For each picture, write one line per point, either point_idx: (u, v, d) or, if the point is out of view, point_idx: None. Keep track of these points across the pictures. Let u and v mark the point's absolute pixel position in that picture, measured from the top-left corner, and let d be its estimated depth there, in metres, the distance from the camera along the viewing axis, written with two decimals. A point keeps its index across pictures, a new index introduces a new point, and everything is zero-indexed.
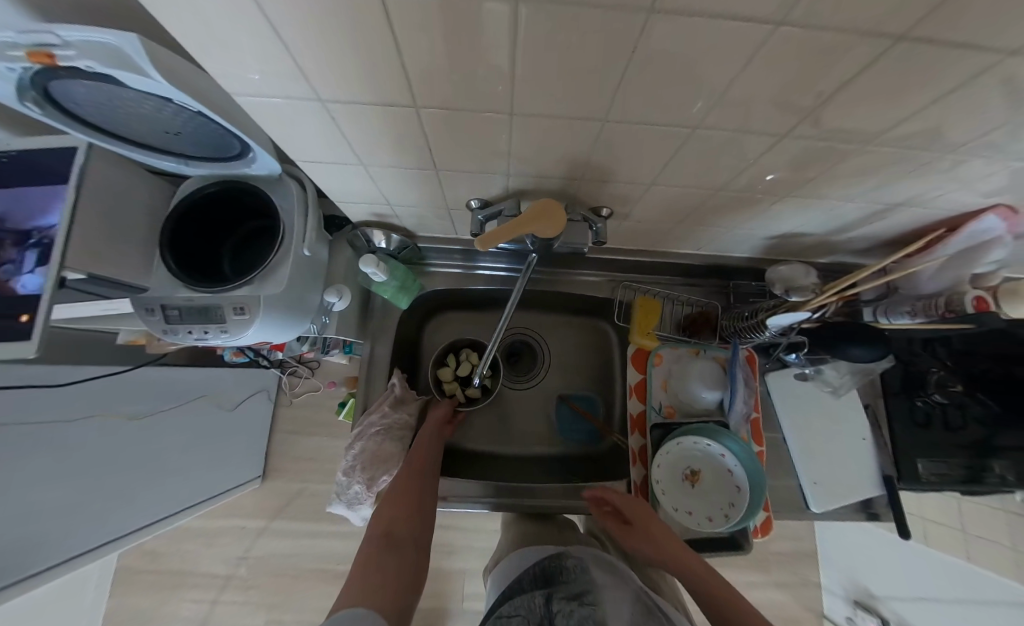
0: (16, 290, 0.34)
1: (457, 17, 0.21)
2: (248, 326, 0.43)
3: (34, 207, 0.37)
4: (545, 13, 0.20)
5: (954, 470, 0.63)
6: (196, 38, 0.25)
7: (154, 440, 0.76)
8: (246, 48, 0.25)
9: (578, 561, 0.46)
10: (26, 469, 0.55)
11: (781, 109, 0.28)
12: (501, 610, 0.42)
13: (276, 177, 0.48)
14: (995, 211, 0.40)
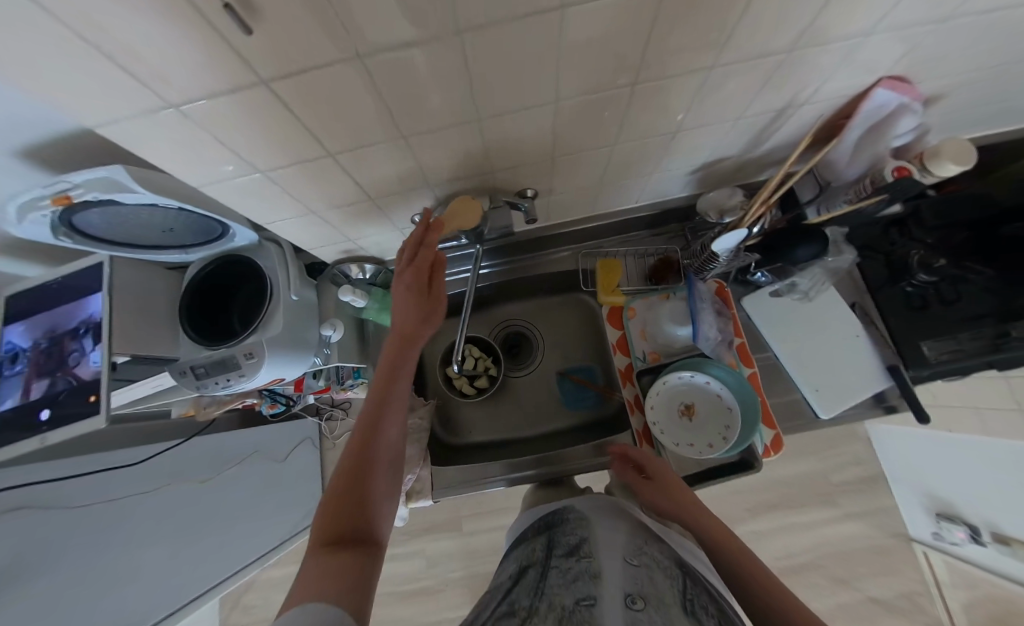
0: (85, 374, 0.45)
1: (316, 71, 0.28)
2: (259, 366, 0.51)
3: (77, 312, 0.48)
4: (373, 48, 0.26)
5: (966, 346, 0.60)
6: (154, 143, 0.34)
7: (221, 497, 0.87)
8: (188, 139, 0.34)
9: (579, 511, 0.51)
10: (118, 542, 0.67)
11: (611, 61, 0.32)
12: (511, 559, 0.48)
13: (256, 244, 0.57)
14: (881, 84, 0.41)
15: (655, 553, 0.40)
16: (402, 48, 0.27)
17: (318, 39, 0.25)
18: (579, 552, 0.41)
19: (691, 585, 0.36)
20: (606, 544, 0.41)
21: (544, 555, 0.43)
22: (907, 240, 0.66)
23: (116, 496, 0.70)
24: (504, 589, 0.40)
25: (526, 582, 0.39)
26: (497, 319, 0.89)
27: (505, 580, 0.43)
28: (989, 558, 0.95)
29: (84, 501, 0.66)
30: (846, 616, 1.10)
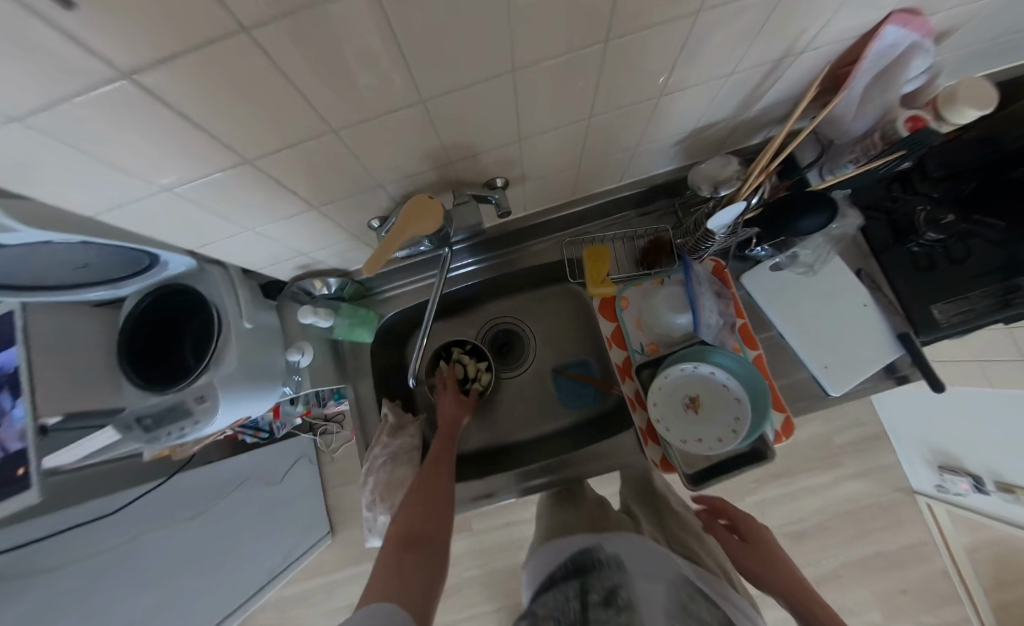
0: (6, 438, 0.40)
1: (196, 63, 0.21)
2: (213, 411, 0.45)
3: None
4: (264, 25, 0.20)
5: (976, 304, 0.57)
6: (14, 175, 0.27)
7: (217, 535, 0.83)
8: (65, 166, 0.27)
9: (614, 549, 0.42)
10: (111, 593, 0.65)
11: (574, 19, 0.26)
12: (534, 605, 0.40)
13: (197, 269, 0.50)
14: (890, 21, 0.36)
15: (707, 612, 0.34)
16: (293, 24, 0.20)
17: (178, 16, 0.18)
18: (617, 605, 0.34)
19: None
20: (650, 599, 0.34)
21: (575, 605, 0.36)
22: (911, 196, 0.62)
23: (99, 549, 0.67)
24: None
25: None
26: (483, 319, 0.83)
27: None
28: (996, 507, 0.96)
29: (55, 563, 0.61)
30: (857, 571, 1.13)
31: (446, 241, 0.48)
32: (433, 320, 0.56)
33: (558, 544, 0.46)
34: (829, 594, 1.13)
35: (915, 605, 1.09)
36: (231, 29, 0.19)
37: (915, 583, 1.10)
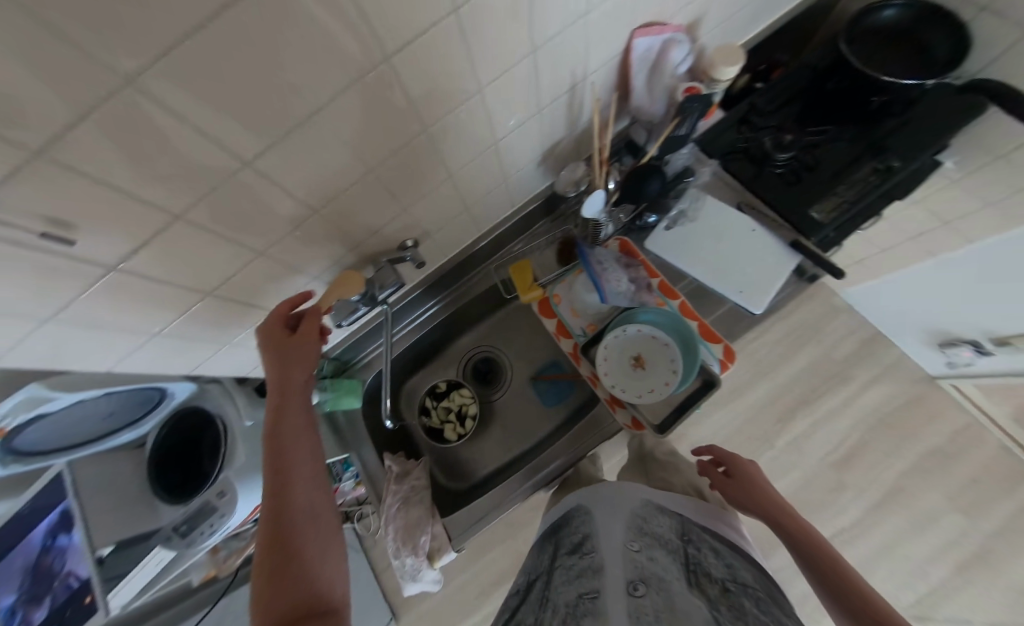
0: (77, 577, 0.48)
1: (153, 234, 0.33)
2: (234, 504, 0.52)
3: (38, 518, 0.50)
4: (188, 203, 0.32)
5: (845, 195, 0.66)
6: (67, 359, 0.41)
7: None
8: (94, 345, 0.41)
9: (585, 502, 0.55)
10: None
11: (387, 130, 0.38)
12: (528, 582, 0.51)
13: (199, 390, 0.60)
14: (634, 35, 0.48)
15: (656, 530, 0.45)
16: (208, 194, 0.32)
17: (133, 218, 0.30)
18: (581, 547, 0.46)
19: (690, 552, 0.42)
20: (607, 533, 0.46)
21: (554, 560, 0.49)
22: (757, 131, 0.72)
23: None
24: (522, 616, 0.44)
25: (538, 600, 0.44)
26: (457, 354, 0.88)
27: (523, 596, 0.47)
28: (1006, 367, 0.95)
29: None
30: (914, 480, 1.06)
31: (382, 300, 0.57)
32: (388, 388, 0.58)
33: (551, 518, 0.60)
34: (903, 512, 1.06)
35: (989, 492, 1.03)
36: (165, 215, 0.32)
37: (980, 471, 1.04)
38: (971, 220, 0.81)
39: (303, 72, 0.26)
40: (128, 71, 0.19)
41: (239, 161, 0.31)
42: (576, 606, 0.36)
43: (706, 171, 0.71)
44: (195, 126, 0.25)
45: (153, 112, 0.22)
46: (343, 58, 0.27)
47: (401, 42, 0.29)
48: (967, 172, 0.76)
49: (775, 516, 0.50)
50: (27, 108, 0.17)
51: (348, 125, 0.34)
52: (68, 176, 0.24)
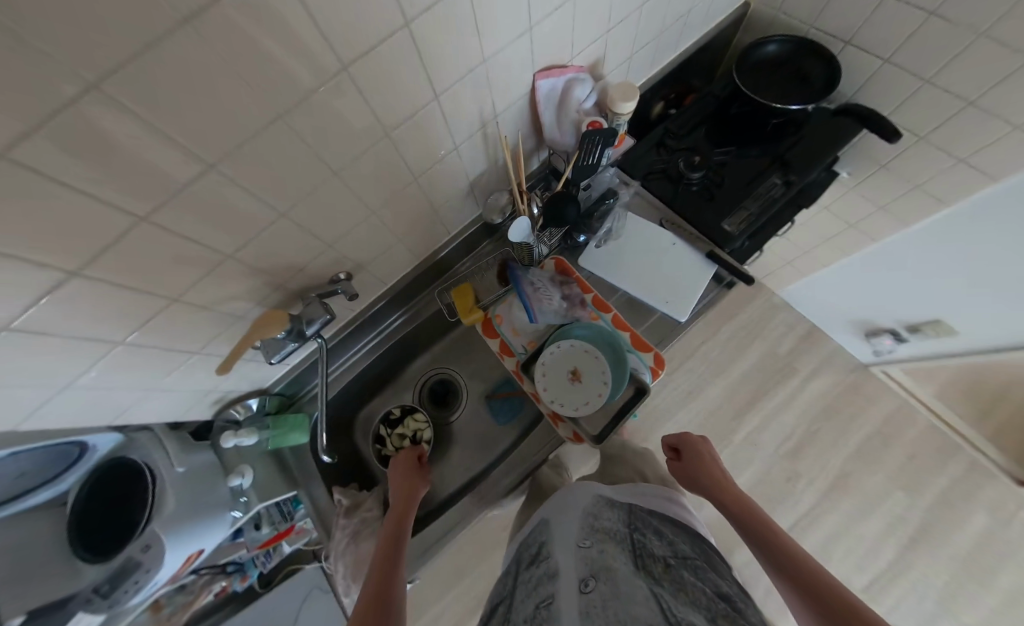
0: None
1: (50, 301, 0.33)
2: (161, 558, 0.49)
3: None
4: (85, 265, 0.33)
5: (750, 210, 0.72)
6: None
7: None
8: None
9: (546, 515, 0.57)
10: None
11: (292, 178, 0.40)
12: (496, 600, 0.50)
13: (126, 439, 0.57)
14: (536, 78, 0.53)
15: (606, 523, 0.48)
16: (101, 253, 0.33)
17: (25, 287, 0.28)
18: (541, 559, 0.47)
19: (636, 536, 0.44)
20: (565, 540, 0.48)
21: (517, 578, 0.49)
22: (673, 155, 0.79)
23: None
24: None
25: (502, 620, 0.43)
26: (413, 379, 0.89)
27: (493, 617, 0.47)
28: (922, 348, 1.07)
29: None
30: (860, 462, 1.13)
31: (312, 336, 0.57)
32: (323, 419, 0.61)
33: (517, 538, 0.61)
34: (855, 494, 1.12)
35: (925, 467, 1.11)
36: (60, 276, 0.30)
37: (916, 448, 1.12)
38: (870, 222, 0.90)
39: (195, 129, 0.29)
40: (2, 150, 0.19)
41: (133, 216, 0.31)
42: (533, 616, 0.37)
43: (626, 192, 0.76)
44: (86, 191, 0.26)
45: (25, 193, 0.24)
46: (244, 110, 0.30)
47: (292, 101, 0.33)
48: (858, 180, 0.87)
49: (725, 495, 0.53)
50: None
51: (254, 171, 0.36)
52: None
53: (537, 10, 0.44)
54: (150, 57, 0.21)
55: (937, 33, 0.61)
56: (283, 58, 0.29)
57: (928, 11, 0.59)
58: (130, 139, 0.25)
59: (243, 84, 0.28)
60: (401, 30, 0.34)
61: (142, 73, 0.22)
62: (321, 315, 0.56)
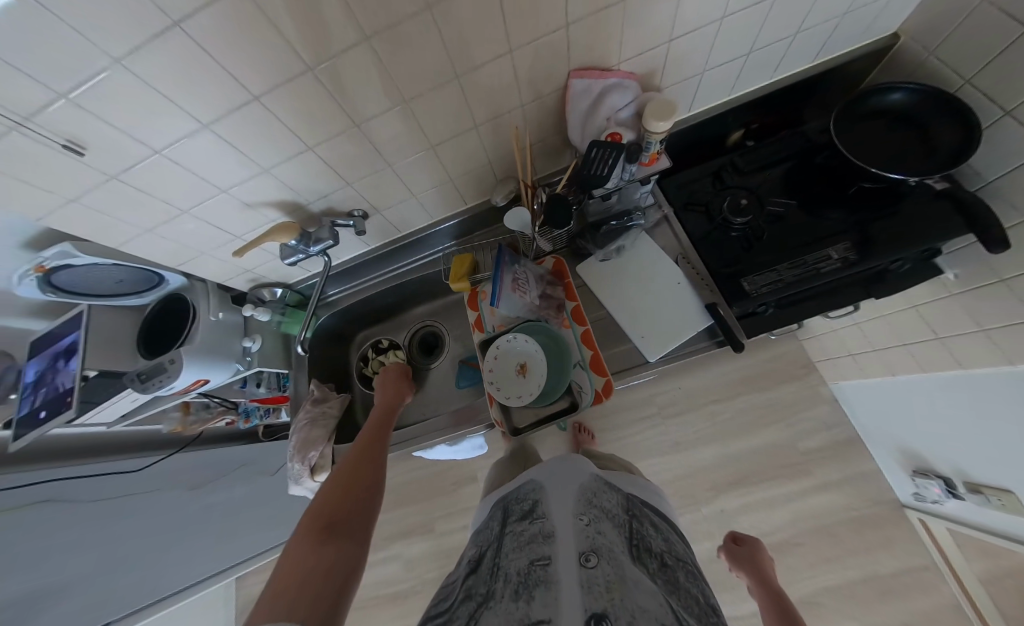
0: (63, 385, 0.67)
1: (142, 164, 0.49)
2: (179, 370, 0.67)
3: (64, 336, 0.72)
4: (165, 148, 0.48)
5: (787, 275, 0.61)
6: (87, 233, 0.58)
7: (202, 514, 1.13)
8: (102, 232, 0.57)
9: (540, 476, 0.59)
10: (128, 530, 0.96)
11: (317, 118, 0.50)
12: (475, 539, 0.54)
13: (187, 284, 0.76)
14: (571, 77, 0.55)
15: (604, 503, 0.51)
16: (176, 142, 0.47)
17: (127, 146, 0.46)
18: (533, 517, 0.50)
19: (634, 525, 0.48)
20: (561, 507, 0.50)
21: (503, 527, 0.51)
22: (727, 189, 0.70)
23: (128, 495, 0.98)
24: (465, 572, 0.47)
25: (486, 564, 0.45)
26: (410, 325, 0.97)
27: (470, 553, 0.50)
28: (968, 511, 0.87)
29: (80, 497, 0.88)
30: (839, 600, 0.96)
31: (316, 252, 0.69)
32: (311, 308, 0.79)
33: (502, 489, 0.63)
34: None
35: None
36: (149, 150, 0.47)
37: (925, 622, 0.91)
38: (966, 341, 0.71)
39: (236, 66, 0.40)
40: (118, 56, 0.36)
41: (197, 122, 0.46)
42: (530, 571, 0.39)
43: (654, 216, 0.73)
44: (159, 90, 0.40)
45: (126, 82, 0.38)
46: (273, 61, 0.41)
47: (317, 61, 0.42)
48: (963, 286, 0.68)
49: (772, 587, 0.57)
50: (34, 53, 0.33)
51: (289, 108, 0.47)
52: (86, 114, 0.40)
53: (577, 9, 0.45)
54: (207, 11, 0.34)
55: None
56: (300, 26, 0.38)
57: None
58: (183, 57, 0.38)
59: (276, 36, 0.38)
60: (423, 13, 0.40)
61: (201, 22, 0.35)
62: (327, 239, 0.68)
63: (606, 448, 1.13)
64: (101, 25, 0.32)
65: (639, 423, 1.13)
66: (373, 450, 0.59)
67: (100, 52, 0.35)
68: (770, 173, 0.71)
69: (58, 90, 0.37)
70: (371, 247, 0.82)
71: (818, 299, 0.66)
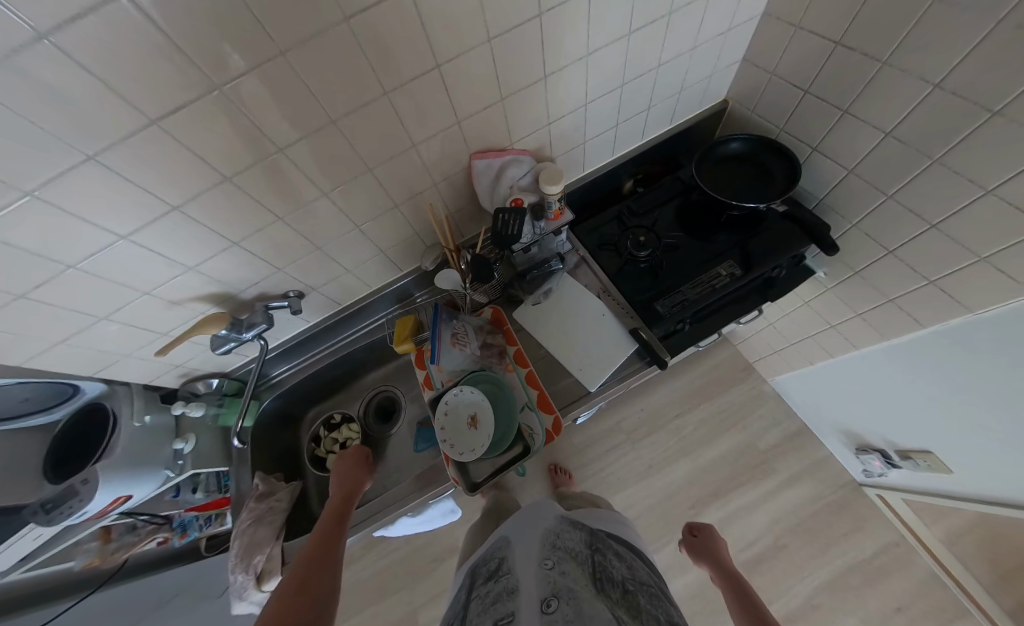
0: None
1: (52, 282, 0.48)
2: (93, 492, 0.60)
3: None
4: (82, 263, 0.48)
5: (689, 295, 0.70)
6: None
7: None
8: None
9: (507, 534, 0.57)
10: None
11: (243, 217, 0.54)
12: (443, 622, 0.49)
13: (108, 390, 0.71)
14: (471, 159, 0.65)
15: (567, 544, 0.50)
16: (90, 257, 0.48)
17: (36, 267, 0.45)
18: (498, 575, 0.47)
19: (596, 558, 0.47)
20: (525, 559, 0.48)
21: (469, 594, 0.48)
22: (629, 228, 0.81)
23: None
24: None
25: None
26: (363, 391, 0.95)
27: None
28: (913, 480, 0.93)
29: None
30: (838, 597, 0.95)
31: (250, 337, 0.69)
32: (249, 393, 0.76)
33: (472, 556, 0.58)
34: None
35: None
36: (63, 265, 0.46)
37: (911, 598, 0.93)
38: (850, 327, 0.83)
39: (156, 185, 0.44)
40: (30, 190, 0.37)
41: (115, 235, 0.47)
42: None
43: (573, 259, 0.83)
44: (74, 213, 0.42)
45: (35, 213, 0.39)
46: (191, 175, 0.45)
47: (234, 172, 0.47)
48: (833, 282, 0.81)
49: (725, 566, 0.63)
50: None
51: (212, 211, 0.51)
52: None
53: (463, 109, 0.56)
54: (126, 142, 0.38)
55: (889, 152, 0.59)
56: (215, 146, 0.43)
57: (884, 131, 0.58)
58: (96, 183, 0.40)
59: (192, 156, 0.43)
60: (328, 125, 0.48)
61: (118, 153, 0.38)
62: (261, 322, 0.69)
63: (584, 485, 1.10)
64: (14, 166, 0.34)
65: (611, 450, 1.14)
66: (329, 547, 0.55)
67: (11, 188, 0.36)
68: (660, 211, 0.84)
69: None
70: (314, 321, 0.83)
71: (721, 311, 0.75)
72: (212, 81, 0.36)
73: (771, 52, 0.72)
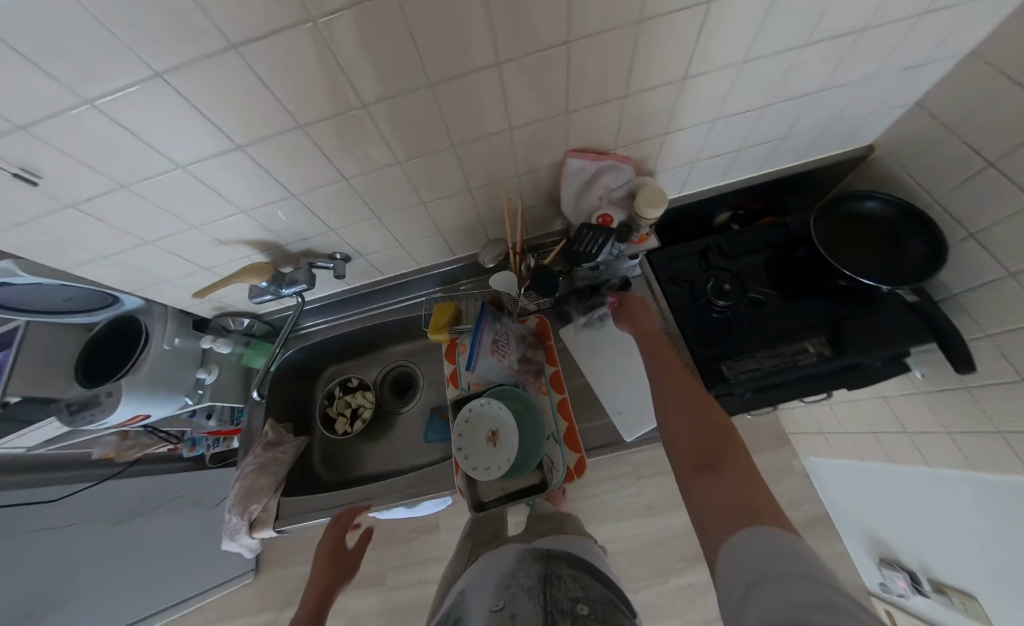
0: None
1: (100, 198, 0.45)
2: (115, 405, 0.61)
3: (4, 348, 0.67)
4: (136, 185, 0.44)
5: (764, 364, 0.62)
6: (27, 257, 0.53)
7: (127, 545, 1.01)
8: (45, 257, 0.52)
9: (463, 587, 0.43)
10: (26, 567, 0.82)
11: (308, 171, 0.49)
12: None
13: (144, 306, 0.71)
14: (567, 155, 0.55)
15: (523, 577, 0.38)
16: (145, 181, 0.44)
17: (87, 180, 0.42)
18: None
19: (553, 588, 0.35)
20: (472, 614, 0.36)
21: None
22: (713, 269, 0.72)
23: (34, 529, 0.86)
24: None
25: None
26: (383, 363, 0.92)
27: None
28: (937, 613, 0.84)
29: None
30: None
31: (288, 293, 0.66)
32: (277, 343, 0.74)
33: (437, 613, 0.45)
34: None
35: None
36: (116, 184, 0.43)
37: None
38: (930, 439, 0.73)
39: (222, 120, 0.38)
40: (87, 98, 0.33)
41: (173, 163, 0.42)
42: None
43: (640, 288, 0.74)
44: (132, 132, 0.37)
45: (89, 124, 0.35)
46: (261, 116, 0.39)
47: (306, 121, 0.41)
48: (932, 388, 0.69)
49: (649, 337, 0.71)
50: None
51: (274, 158, 0.45)
52: (43, 145, 0.36)
53: (575, 100, 0.47)
54: (196, 65, 0.32)
55: None
56: (290, 90, 0.37)
57: None
58: (158, 106, 0.35)
59: (268, 95, 0.37)
60: (424, 88, 0.40)
61: (185, 76, 0.33)
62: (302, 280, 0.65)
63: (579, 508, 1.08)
64: (74, 67, 0.30)
65: (615, 481, 1.11)
66: None
67: (67, 92, 0.32)
68: (752, 257, 0.73)
69: (16, 121, 0.34)
70: (353, 285, 0.79)
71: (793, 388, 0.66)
72: (306, 11, 0.29)
73: (962, 103, 0.57)
